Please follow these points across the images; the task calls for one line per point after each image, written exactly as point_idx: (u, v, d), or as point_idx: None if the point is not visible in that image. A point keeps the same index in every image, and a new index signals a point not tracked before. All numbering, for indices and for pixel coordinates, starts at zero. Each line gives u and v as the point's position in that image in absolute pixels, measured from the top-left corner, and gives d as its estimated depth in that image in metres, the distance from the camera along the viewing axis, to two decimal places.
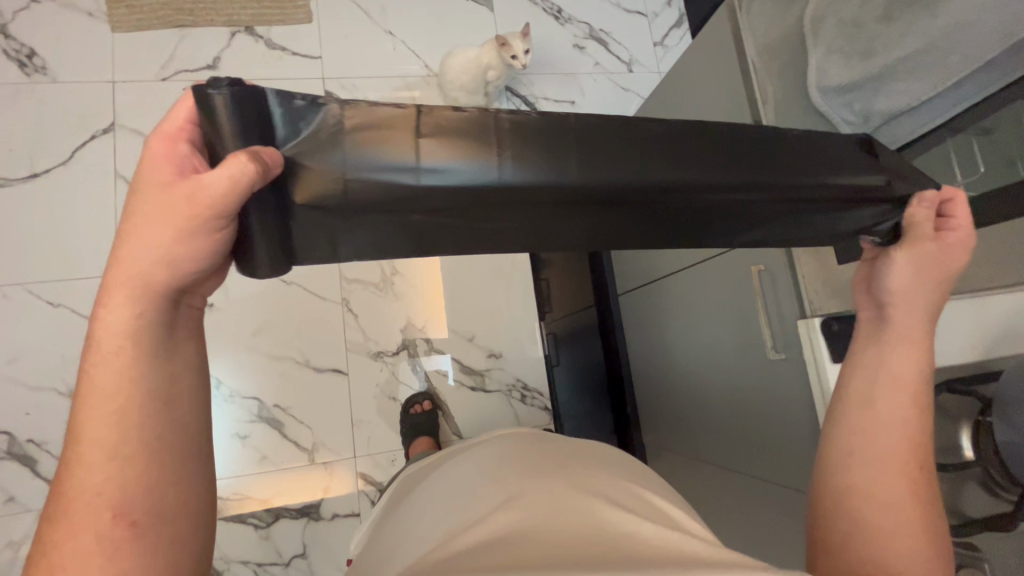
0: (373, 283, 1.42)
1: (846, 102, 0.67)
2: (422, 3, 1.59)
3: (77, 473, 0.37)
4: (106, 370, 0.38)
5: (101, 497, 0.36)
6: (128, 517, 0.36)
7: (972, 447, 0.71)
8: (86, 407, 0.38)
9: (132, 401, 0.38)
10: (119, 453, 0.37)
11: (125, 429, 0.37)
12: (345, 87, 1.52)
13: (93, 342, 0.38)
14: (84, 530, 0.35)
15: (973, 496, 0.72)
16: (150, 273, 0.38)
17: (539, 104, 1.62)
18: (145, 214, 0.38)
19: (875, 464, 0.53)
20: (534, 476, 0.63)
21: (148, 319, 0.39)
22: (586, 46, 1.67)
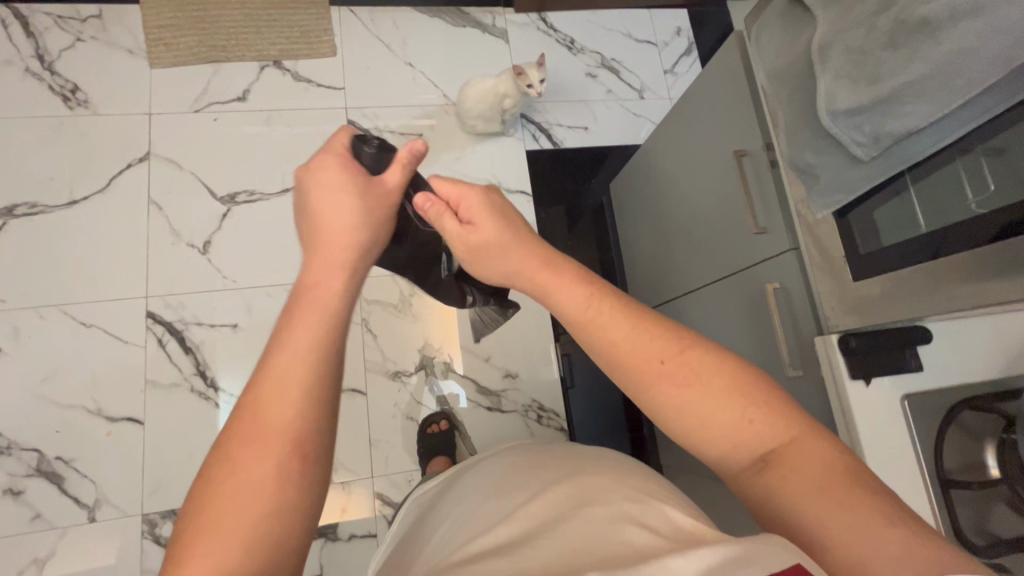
0: (391, 305, 1.45)
1: (855, 125, 0.68)
2: (441, 37, 1.66)
3: (262, 409, 0.46)
4: (307, 331, 0.50)
5: (285, 430, 0.46)
6: (303, 451, 0.46)
7: (997, 466, 0.72)
8: (277, 358, 0.48)
9: (324, 359, 0.49)
10: (302, 398, 0.47)
11: (316, 375, 0.48)
12: (367, 115, 1.58)
13: (297, 312, 0.51)
14: (271, 455, 0.44)
15: (1002, 518, 0.71)
16: (360, 250, 0.57)
17: (553, 129, 1.67)
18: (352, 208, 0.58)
19: (723, 415, 0.49)
20: (550, 477, 0.66)
21: (344, 288, 0.54)
22: (598, 74, 1.73)
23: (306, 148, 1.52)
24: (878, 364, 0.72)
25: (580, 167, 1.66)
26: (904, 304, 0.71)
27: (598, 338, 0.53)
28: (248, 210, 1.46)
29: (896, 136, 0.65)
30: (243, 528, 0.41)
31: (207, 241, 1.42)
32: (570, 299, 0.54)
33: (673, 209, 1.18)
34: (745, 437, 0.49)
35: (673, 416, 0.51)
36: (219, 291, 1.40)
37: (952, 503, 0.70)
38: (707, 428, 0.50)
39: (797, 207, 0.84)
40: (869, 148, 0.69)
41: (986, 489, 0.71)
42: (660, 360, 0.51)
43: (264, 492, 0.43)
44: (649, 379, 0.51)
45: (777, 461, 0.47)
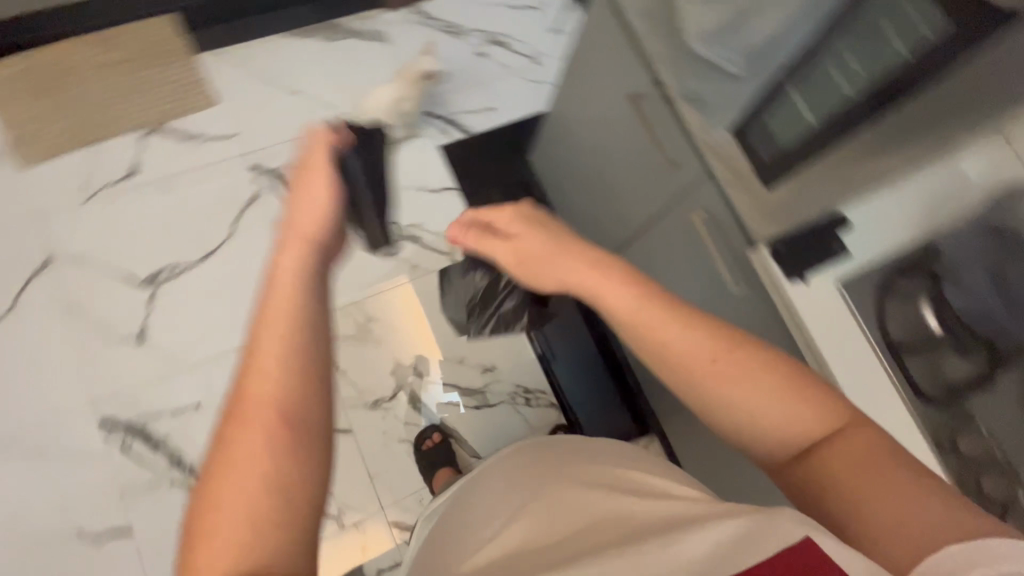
0: (352, 336, 1.43)
1: (725, 43, 0.73)
2: (321, 55, 1.61)
3: (256, 410, 0.51)
4: (272, 337, 0.55)
5: (270, 423, 0.51)
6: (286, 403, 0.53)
7: (936, 322, 0.76)
8: (259, 368, 0.54)
9: (279, 371, 0.53)
10: (273, 397, 0.52)
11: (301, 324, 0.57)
12: (269, 155, 1.52)
13: (266, 315, 0.57)
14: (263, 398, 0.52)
15: (955, 366, 0.75)
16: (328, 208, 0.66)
17: (460, 118, 1.64)
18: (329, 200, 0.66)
19: (778, 403, 0.55)
20: (565, 469, 0.67)
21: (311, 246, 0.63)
22: (489, 52, 1.71)
23: (218, 207, 1.46)
24: (814, 259, 0.75)
25: (497, 148, 1.65)
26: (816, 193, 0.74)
27: (662, 333, 0.58)
28: (175, 286, 1.39)
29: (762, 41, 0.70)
30: (239, 513, 0.47)
31: (141, 330, 1.35)
32: (609, 291, 0.61)
33: (592, 166, 1.19)
34: (722, 399, 0.57)
35: (689, 379, 0.58)
36: (169, 376, 1.33)
37: (905, 366, 0.74)
38: (722, 382, 0.57)
39: (699, 133, 0.85)
40: (741, 62, 0.74)
41: (932, 344, 0.76)
42: (710, 360, 0.57)
43: (252, 475, 0.49)
44: (672, 352, 0.58)
45: (791, 439, 0.55)
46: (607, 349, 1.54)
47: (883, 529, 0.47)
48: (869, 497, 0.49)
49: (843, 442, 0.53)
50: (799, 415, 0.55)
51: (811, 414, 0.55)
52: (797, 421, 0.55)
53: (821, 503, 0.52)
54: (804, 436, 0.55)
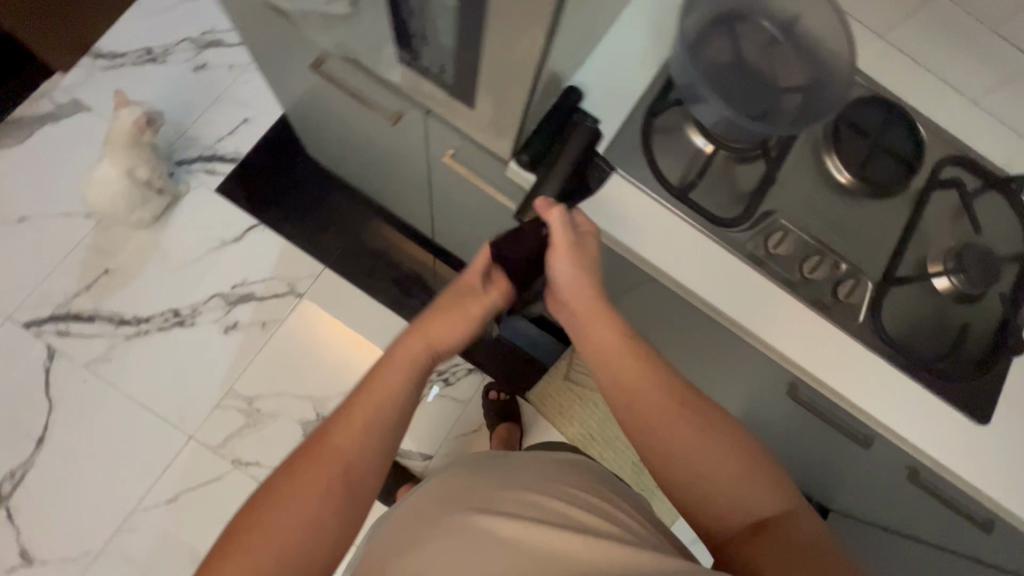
0: (243, 426, 1.31)
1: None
2: (20, 167, 1.34)
3: (328, 463, 0.54)
4: (365, 415, 0.56)
5: (332, 481, 0.53)
6: (347, 481, 0.54)
7: (707, 142, 0.72)
8: (333, 437, 0.55)
9: (359, 446, 0.55)
10: (344, 457, 0.55)
11: (383, 419, 0.57)
12: (37, 302, 1.30)
13: (368, 390, 0.58)
14: (323, 473, 0.53)
15: (741, 173, 0.73)
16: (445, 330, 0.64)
17: (218, 148, 1.42)
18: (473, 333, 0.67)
19: (734, 472, 0.57)
20: (497, 497, 0.61)
21: (423, 360, 0.63)
22: (205, 59, 1.46)
23: (20, 385, 1.27)
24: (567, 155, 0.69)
25: (274, 156, 1.44)
26: (511, 89, 0.56)
27: (612, 373, 0.63)
28: (28, 487, 1.23)
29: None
30: (274, 555, 0.49)
31: (23, 550, 1.20)
32: (600, 326, 0.64)
33: (349, 142, 1.05)
34: (697, 455, 0.58)
35: (657, 428, 0.60)
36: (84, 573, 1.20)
37: (693, 204, 0.71)
38: (699, 447, 0.58)
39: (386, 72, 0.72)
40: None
41: (712, 166, 0.72)
42: (680, 403, 0.60)
43: (302, 527, 0.51)
44: (660, 417, 0.60)
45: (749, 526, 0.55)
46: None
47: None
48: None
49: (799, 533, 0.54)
50: (758, 492, 0.56)
51: (766, 482, 0.57)
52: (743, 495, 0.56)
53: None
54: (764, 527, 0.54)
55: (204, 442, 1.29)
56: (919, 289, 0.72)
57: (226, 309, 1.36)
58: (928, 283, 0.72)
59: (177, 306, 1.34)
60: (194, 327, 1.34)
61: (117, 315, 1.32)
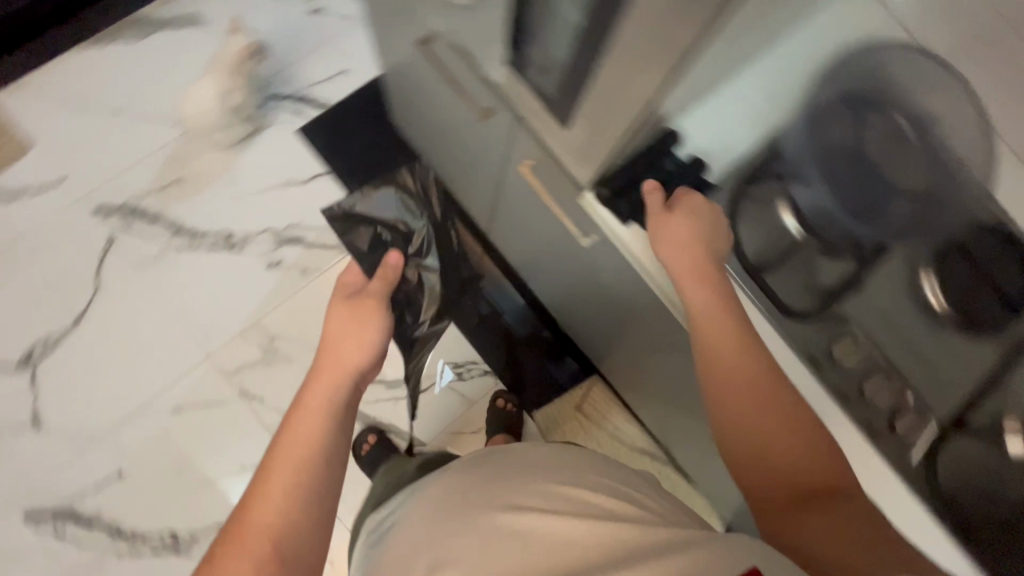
0: (258, 361, 1.34)
1: None
2: (133, 63, 1.41)
3: (270, 490, 0.60)
4: (296, 443, 0.65)
5: (264, 544, 0.55)
6: (279, 540, 0.56)
7: (797, 225, 0.68)
8: (269, 470, 0.62)
9: (296, 471, 0.62)
10: (270, 520, 0.57)
11: (302, 475, 0.62)
12: (111, 192, 1.37)
13: (293, 430, 0.68)
14: (252, 539, 0.55)
15: (826, 268, 0.68)
16: (350, 357, 0.84)
17: (310, 92, 1.45)
18: (377, 343, 0.89)
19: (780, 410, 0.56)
20: (530, 492, 0.58)
21: (339, 393, 0.76)
22: (322, 5, 1.49)
23: (74, 264, 1.33)
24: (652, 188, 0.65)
25: (359, 115, 1.46)
26: (611, 120, 0.55)
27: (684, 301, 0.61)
28: (57, 360, 1.30)
29: None
30: None
31: (34, 415, 1.27)
32: (679, 256, 0.62)
33: (434, 122, 1.05)
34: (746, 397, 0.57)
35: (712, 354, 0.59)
36: (81, 452, 1.26)
37: (766, 287, 0.67)
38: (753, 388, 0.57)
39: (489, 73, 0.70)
40: None
41: (795, 252, 0.68)
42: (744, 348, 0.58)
43: None
44: (721, 353, 0.58)
45: (794, 469, 0.53)
46: (536, 301, 1.46)
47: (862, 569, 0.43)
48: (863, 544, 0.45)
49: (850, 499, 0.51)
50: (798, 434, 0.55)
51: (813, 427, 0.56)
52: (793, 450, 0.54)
53: (789, 523, 0.50)
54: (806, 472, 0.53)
55: (219, 366, 1.33)
56: (985, 445, 0.66)
57: (275, 247, 1.39)
58: (997, 441, 0.65)
59: (232, 231, 1.38)
60: (243, 254, 1.38)
61: (176, 224, 1.37)
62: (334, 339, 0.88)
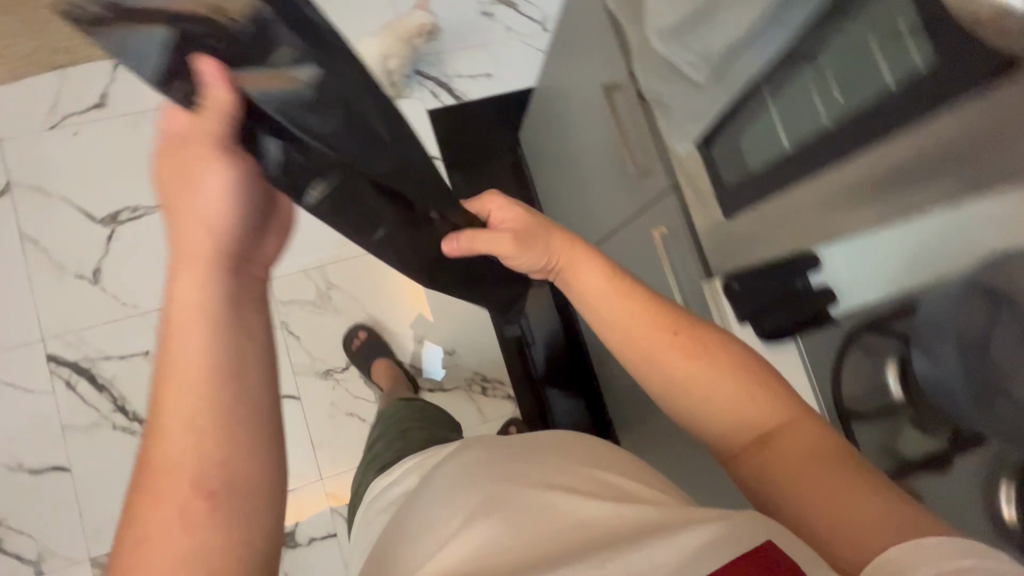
0: (310, 302, 1.38)
1: (683, 44, 0.59)
2: None
3: (182, 455, 0.37)
4: (194, 388, 0.38)
5: (183, 507, 0.35)
6: (205, 488, 0.36)
7: (899, 387, 0.68)
8: (171, 422, 0.37)
9: (215, 423, 0.38)
10: (184, 468, 0.36)
11: (205, 402, 0.38)
12: None
13: (177, 367, 0.38)
14: (164, 499, 0.35)
15: (911, 438, 0.69)
16: (219, 208, 0.40)
17: (454, 82, 1.52)
18: (250, 193, 0.41)
19: (701, 381, 0.62)
20: (552, 472, 0.64)
21: (215, 282, 0.40)
22: (495, 12, 1.57)
23: None
24: (773, 282, 0.67)
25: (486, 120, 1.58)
26: (775, 233, 0.61)
27: (612, 328, 0.67)
28: (136, 228, 1.34)
29: (721, 49, 0.55)
30: None
31: (95, 269, 1.31)
32: (585, 270, 0.69)
33: (569, 156, 1.10)
34: (680, 400, 0.63)
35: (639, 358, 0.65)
36: (122, 320, 1.30)
37: (850, 432, 0.75)
38: (685, 387, 0.62)
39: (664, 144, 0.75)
40: (701, 67, 0.59)
41: (887, 410, 0.70)
42: (673, 334, 0.64)
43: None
44: (666, 355, 0.63)
45: (742, 418, 0.60)
46: (573, 326, 1.47)
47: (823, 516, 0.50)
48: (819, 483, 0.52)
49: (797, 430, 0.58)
50: (740, 408, 0.60)
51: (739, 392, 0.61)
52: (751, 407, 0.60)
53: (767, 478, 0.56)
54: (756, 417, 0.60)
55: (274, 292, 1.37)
56: None
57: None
58: None
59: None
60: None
61: None
62: (183, 201, 0.40)
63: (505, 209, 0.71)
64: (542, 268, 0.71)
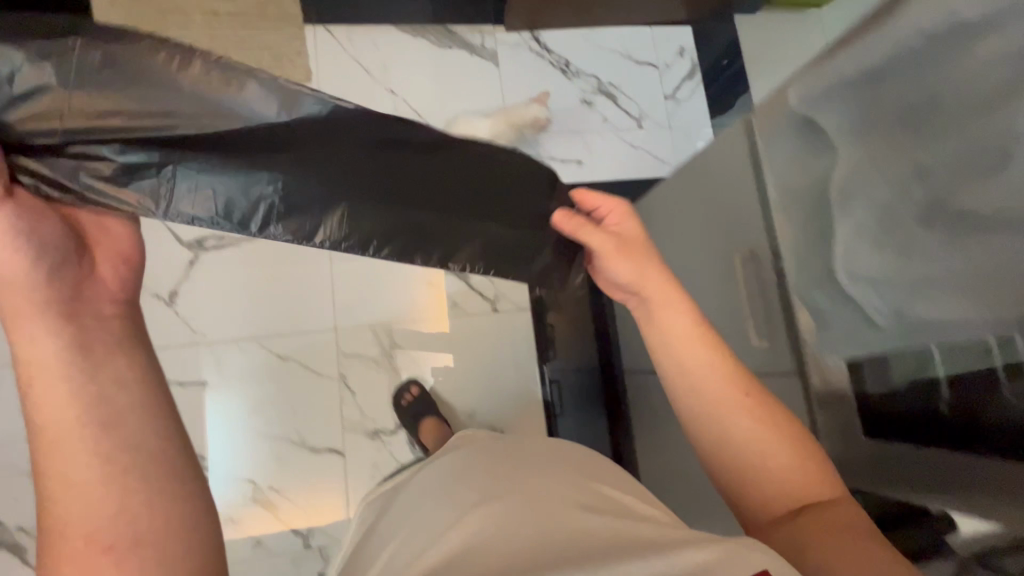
0: (372, 358, 1.38)
1: (876, 292, 0.64)
2: (428, 62, 1.57)
3: (74, 488, 0.44)
4: (62, 437, 0.44)
5: (86, 549, 0.43)
6: (102, 542, 0.43)
7: None
8: (51, 464, 0.44)
9: (96, 453, 0.45)
10: (77, 515, 0.43)
11: (78, 459, 0.44)
12: None
13: (44, 437, 0.44)
14: (69, 556, 0.43)
15: None
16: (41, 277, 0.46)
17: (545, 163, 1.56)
18: (50, 255, 0.46)
19: (749, 435, 0.68)
20: (558, 482, 0.67)
21: (59, 342, 0.46)
22: (594, 101, 1.64)
23: None
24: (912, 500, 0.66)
25: None
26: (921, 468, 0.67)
27: (705, 411, 0.72)
28: (219, 257, 1.36)
29: (919, 317, 0.61)
30: None
31: (172, 291, 1.33)
32: (670, 310, 0.73)
33: None
34: (725, 448, 0.70)
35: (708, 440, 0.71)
36: (188, 347, 1.31)
37: None
38: (741, 438, 0.69)
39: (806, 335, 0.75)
40: (885, 317, 0.65)
41: None
42: (746, 397, 0.70)
43: None
44: (734, 415, 0.70)
45: (779, 482, 0.67)
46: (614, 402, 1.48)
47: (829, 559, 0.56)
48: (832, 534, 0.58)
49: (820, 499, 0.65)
50: (777, 464, 0.67)
51: (778, 445, 0.68)
52: (794, 474, 0.67)
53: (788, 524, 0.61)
54: (787, 479, 0.67)
55: (339, 343, 1.38)
56: None
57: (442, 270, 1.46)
58: None
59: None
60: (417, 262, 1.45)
61: None
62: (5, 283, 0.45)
63: (619, 215, 0.71)
64: (631, 286, 0.72)
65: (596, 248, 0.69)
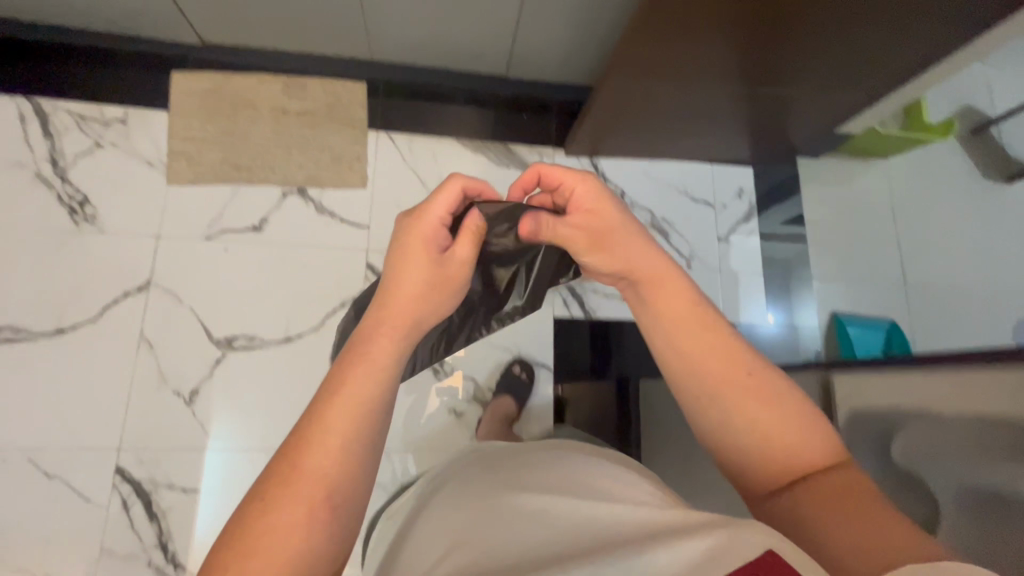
0: (383, 485, 1.34)
1: None
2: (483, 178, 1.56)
3: (330, 436, 0.52)
4: (355, 396, 0.55)
5: (323, 491, 0.49)
6: (330, 501, 0.50)
7: None
8: (334, 398, 0.54)
9: (355, 435, 0.53)
10: (325, 474, 0.51)
11: (364, 425, 0.54)
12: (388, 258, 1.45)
13: (346, 385, 0.55)
14: (298, 496, 0.49)
15: None
16: (422, 306, 0.65)
17: (586, 296, 1.53)
18: (430, 284, 0.67)
19: (756, 410, 0.60)
20: (548, 485, 0.63)
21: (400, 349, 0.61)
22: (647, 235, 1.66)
23: (318, 292, 1.40)
24: None
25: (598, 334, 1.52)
26: None
27: (713, 418, 0.63)
28: (248, 358, 1.34)
29: None
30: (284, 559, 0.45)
31: (194, 389, 1.30)
32: (664, 289, 0.69)
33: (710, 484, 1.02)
34: (735, 432, 0.61)
35: (727, 435, 0.62)
36: (199, 450, 1.27)
37: None
38: (744, 417, 0.60)
39: None
40: None
41: None
42: (747, 373, 0.62)
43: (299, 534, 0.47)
44: (734, 401, 0.61)
45: (790, 460, 0.58)
46: None
47: (844, 547, 0.46)
48: (846, 517, 0.48)
49: (833, 475, 0.55)
50: (793, 446, 0.58)
51: (779, 414, 0.59)
52: (805, 442, 0.58)
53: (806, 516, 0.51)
54: (797, 457, 0.57)
55: None
56: None
57: (467, 399, 1.43)
58: None
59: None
60: (446, 376, 1.43)
61: None
62: (409, 281, 0.66)
63: (587, 197, 0.74)
64: (623, 273, 0.73)
65: (573, 243, 0.75)
